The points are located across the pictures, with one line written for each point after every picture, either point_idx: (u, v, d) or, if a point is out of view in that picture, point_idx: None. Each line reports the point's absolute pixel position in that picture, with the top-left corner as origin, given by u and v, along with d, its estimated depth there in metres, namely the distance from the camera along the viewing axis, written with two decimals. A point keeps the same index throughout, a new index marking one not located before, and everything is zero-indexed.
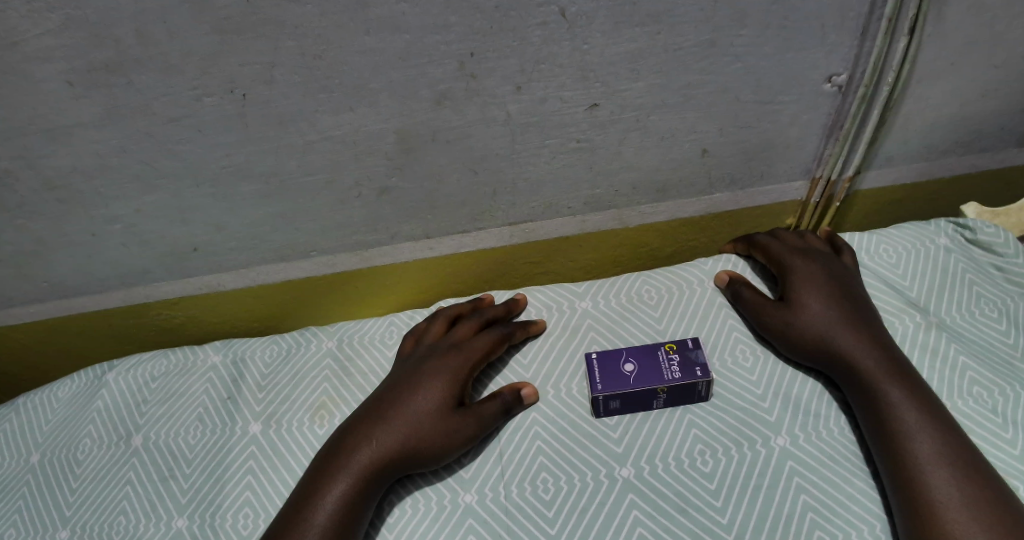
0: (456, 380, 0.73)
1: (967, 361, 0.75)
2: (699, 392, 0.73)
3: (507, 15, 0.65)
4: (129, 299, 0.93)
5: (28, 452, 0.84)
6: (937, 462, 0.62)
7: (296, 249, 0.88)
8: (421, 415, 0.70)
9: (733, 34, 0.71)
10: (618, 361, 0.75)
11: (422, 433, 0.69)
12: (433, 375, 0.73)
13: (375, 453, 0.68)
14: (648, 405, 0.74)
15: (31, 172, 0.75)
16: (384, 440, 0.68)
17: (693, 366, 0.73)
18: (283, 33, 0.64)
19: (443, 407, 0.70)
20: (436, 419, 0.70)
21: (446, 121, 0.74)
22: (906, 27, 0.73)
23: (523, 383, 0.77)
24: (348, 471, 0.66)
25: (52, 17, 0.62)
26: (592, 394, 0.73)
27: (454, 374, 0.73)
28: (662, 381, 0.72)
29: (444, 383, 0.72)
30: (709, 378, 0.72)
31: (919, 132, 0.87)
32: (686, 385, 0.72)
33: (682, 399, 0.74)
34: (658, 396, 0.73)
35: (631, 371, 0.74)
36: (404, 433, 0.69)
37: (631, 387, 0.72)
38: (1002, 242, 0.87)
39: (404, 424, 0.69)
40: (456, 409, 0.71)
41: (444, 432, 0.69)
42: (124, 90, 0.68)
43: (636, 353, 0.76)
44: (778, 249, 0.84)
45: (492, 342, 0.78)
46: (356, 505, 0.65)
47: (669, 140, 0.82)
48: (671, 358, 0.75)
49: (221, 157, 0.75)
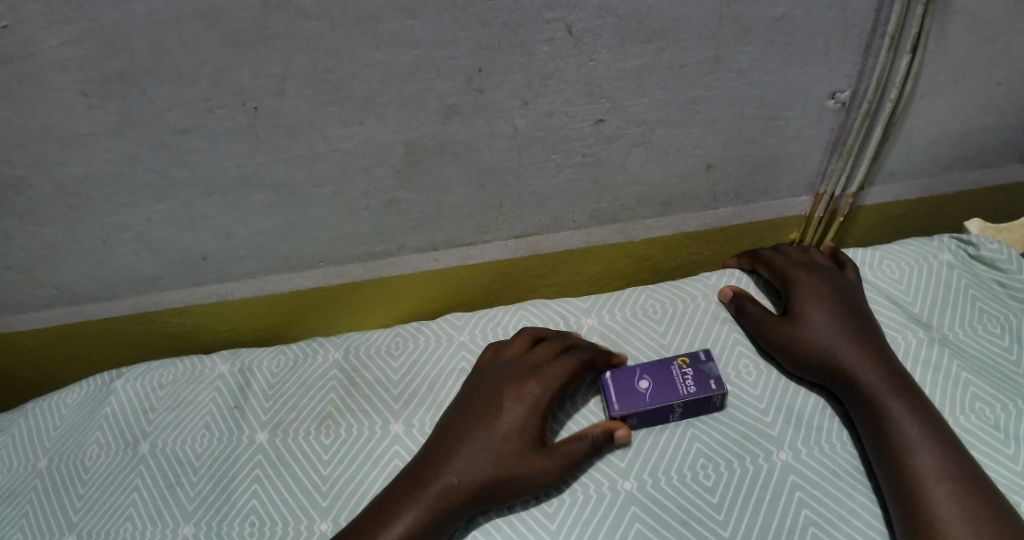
0: (537, 413, 0.71)
1: (969, 376, 0.75)
2: (713, 403, 0.74)
3: (514, 31, 0.67)
4: (138, 306, 0.94)
5: (36, 457, 0.85)
6: (937, 476, 0.62)
7: (303, 259, 0.89)
8: (503, 451, 0.68)
9: (737, 50, 0.72)
10: (632, 379, 0.76)
11: (503, 471, 0.67)
12: (516, 405, 0.71)
13: (449, 486, 0.67)
14: (667, 421, 0.75)
15: (43, 180, 0.76)
16: (462, 472, 0.67)
17: (707, 380, 0.74)
18: (294, 47, 0.65)
19: (527, 444, 0.69)
20: (518, 455, 0.68)
21: (453, 134, 0.75)
22: (909, 45, 0.74)
23: (615, 421, 0.73)
24: (421, 506, 0.65)
25: (68, 29, 0.63)
26: (609, 416, 0.74)
27: (536, 406, 0.72)
28: (678, 397, 0.73)
29: (526, 416, 0.71)
30: (723, 391, 0.73)
31: (922, 147, 0.87)
32: (701, 398, 0.73)
33: (697, 411, 0.75)
34: (674, 411, 0.74)
35: (643, 389, 0.74)
36: (485, 466, 0.67)
37: (647, 406, 0.73)
38: (1005, 258, 0.87)
39: (484, 459, 0.68)
40: (539, 448, 0.69)
41: (527, 473, 0.68)
42: (136, 101, 0.69)
43: (647, 370, 0.76)
44: (781, 264, 0.85)
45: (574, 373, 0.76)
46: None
47: (674, 154, 0.82)
48: (685, 372, 0.75)
49: (231, 168, 0.76)
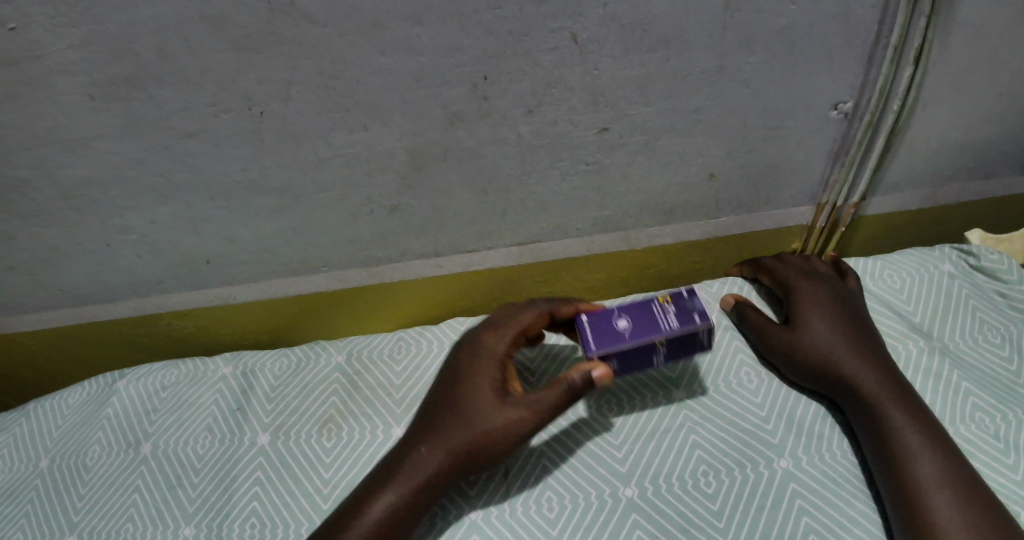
0: (494, 365, 0.72)
1: (969, 386, 0.75)
2: (700, 343, 0.69)
3: (519, 39, 0.67)
4: (140, 309, 0.94)
5: (37, 457, 0.85)
6: (936, 483, 0.63)
7: (306, 263, 0.89)
8: (471, 412, 0.69)
9: (741, 60, 0.72)
10: (611, 318, 0.70)
11: (472, 431, 0.68)
12: (479, 366, 0.72)
13: (420, 457, 0.68)
14: (649, 363, 0.69)
15: (48, 182, 0.76)
16: (432, 441, 0.69)
17: (690, 314, 0.68)
18: (300, 52, 0.66)
19: (493, 399, 0.69)
20: (476, 411, 0.69)
21: (458, 141, 0.75)
22: (911, 56, 0.74)
23: (597, 362, 0.66)
24: (399, 482, 0.67)
25: (74, 32, 0.63)
26: (587, 357, 0.67)
27: (492, 359, 0.73)
28: (661, 332, 0.67)
29: (484, 370, 0.72)
30: (712, 325, 0.67)
31: (924, 157, 0.88)
32: (686, 335, 0.67)
33: (681, 352, 0.69)
34: (657, 350, 0.68)
35: (622, 328, 0.68)
36: (450, 430, 0.69)
37: (628, 345, 0.66)
38: (1006, 269, 0.87)
39: (453, 424, 0.69)
40: (499, 397, 0.69)
41: (497, 427, 0.67)
42: (142, 104, 0.69)
43: (626, 308, 0.70)
44: (783, 272, 0.85)
45: (538, 325, 0.76)
46: (407, 515, 0.66)
47: (677, 163, 0.83)
48: (667, 309, 0.69)
49: (235, 172, 0.76)
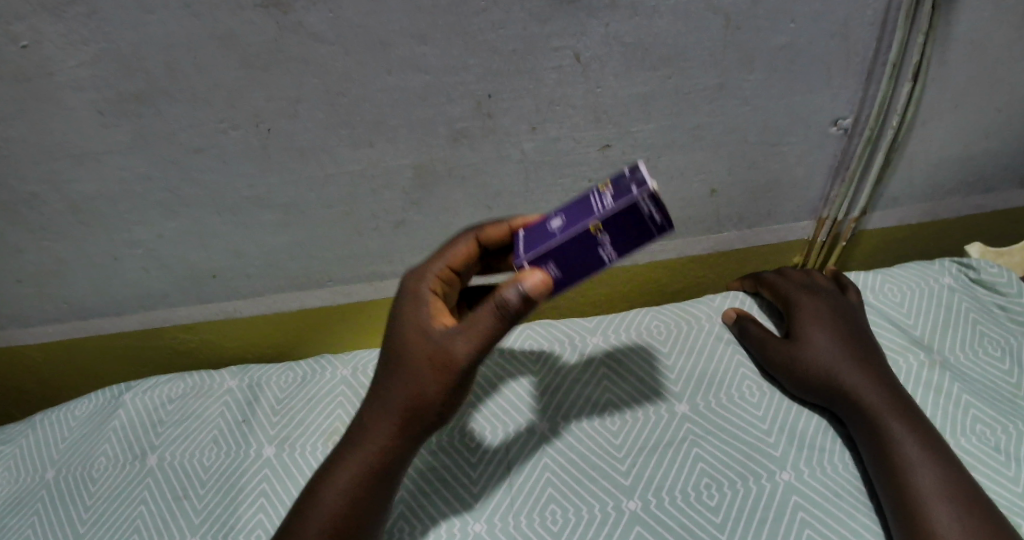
0: (420, 303, 0.63)
1: (970, 398, 0.76)
2: (653, 222, 0.52)
3: (523, 58, 0.68)
4: (147, 321, 0.95)
5: (43, 468, 0.86)
6: (938, 496, 0.63)
7: (311, 277, 0.90)
8: (404, 365, 0.61)
9: (741, 77, 0.73)
10: (546, 221, 0.57)
11: (409, 387, 0.60)
12: (401, 306, 0.64)
13: (368, 427, 0.63)
14: (597, 261, 0.54)
15: (57, 196, 0.77)
16: (375, 407, 0.63)
17: (627, 187, 0.53)
18: (308, 71, 0.67)
19: (418, 342, 0.60)
20: (405, 363, 0.61)
21: (462, 157, 0.76)
22: (909, 72, 0.75)
23: (530, 271, 0.54)
24: (354, 459, 0.63)
25: (86, 50, 0.64)
26: (516, 269, 0.56)
27: (418, 297, 0.63)
28: (592, 217, 0.53)
29: (409, 310, 0.63)
30: (655, 190, 0.51)
31: (923, 172, 0.89)
32: (626, 213, 0.52)
33: (635, 240, 0.54)
34: (599, 241, 0.53)
35: (555, 225, 0.55)
36: (389, 390, 0.62)
37: (557, 240, 0.54)
38: (1005, 282, 0.88)
39: (390, 383, 0.62)
40: (426, 339, 0.60)
41: (428, 375, 0.59)
42: (152, 120, 0.70)
43: (563, 207, 0.57)
44: (785, 287, 0.86)
45: (470, 251, 0.67)
46: (368, 493, 0.63)
47: (679, 179, 0.83)
48: (604, 192, 0.54)
49: (243, 187, 0.77)
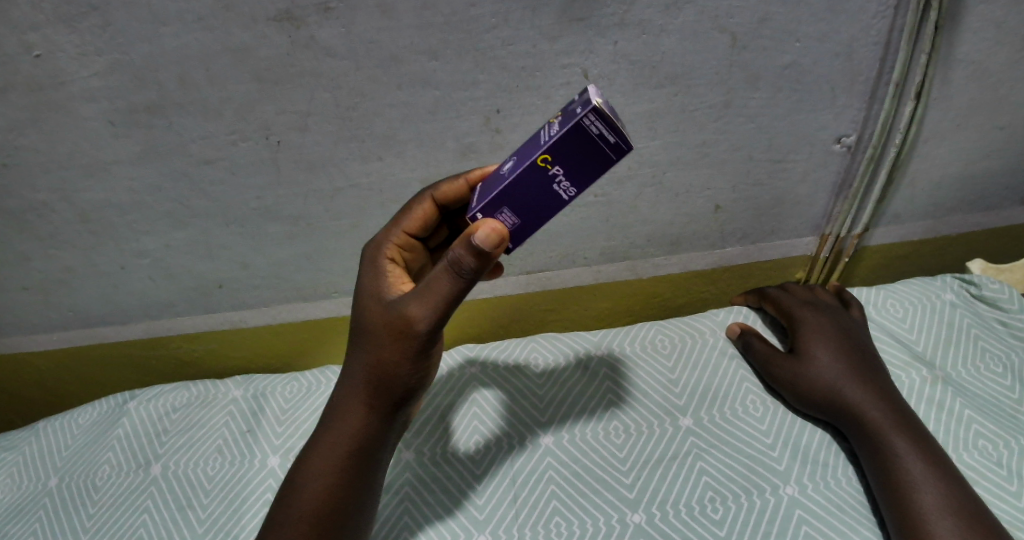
0: (377, 274, 0.64)
1: (971, 413, 0.76)
2: (605, 143, 0.49)
3: (532, 75, 0.69)
4: (151, 330, 0.95)
5: (46, 476, 0.86)
6: (940, 511, 0.64)
7: (318, 289, 0.91)
8: (366, 338, 0.60)
9: (746, 96, 0.74)
10: (502, 167, 0.56)
11: (370, 359, 0.60)
12: (362, 279, 0.64)
13: (338, 410, 0.63)
14: (555, 197, 0.52)
15: (67, 205, 0.78)
16: (343, 388, 0.63)
17: (574, 110, 0.50)
18: (320, 85, 0.68)
19: (379, 311, 0.60)
20: (365, 336, 0.61)
21: (469, 172, 0.77)
22: (911, 91, 0.76)
23: (483, 221, 0.53)
24: (328, 445, 0.63)
25: (99, 61, 0.65)
26: (469, 223, 0.54)
27: (376, 270, 0.64)
28: (538, 148, 0.50)
29: (368, 283, 0.63)
30: (598, 105, 0.47)
31: (926, 190, 0.90)
32: (573, 137, 0.49)
33: (591, 167, 0.50)
34: (550, 171, 0.51)
35: (507, 169, 0.54)
36: (353, 368, 0.62)
37: (506, 182, 0.52)
38: (1007, 298, 0.88)
39: (354, 361, 0.62)
40: (382, 309, 0.60)
41: (389, 343, 0.58)
42: (163, 132, 0.71)
43: (518, 149, 0.55)
44: (788, 302, 0.87)
45: (427, 212, 0.67)
46: (346, 480, 0.62)
47: (683, 196, 0.84)
48: (553, 122, 0.52)
49: (251, 199, 0.78)
